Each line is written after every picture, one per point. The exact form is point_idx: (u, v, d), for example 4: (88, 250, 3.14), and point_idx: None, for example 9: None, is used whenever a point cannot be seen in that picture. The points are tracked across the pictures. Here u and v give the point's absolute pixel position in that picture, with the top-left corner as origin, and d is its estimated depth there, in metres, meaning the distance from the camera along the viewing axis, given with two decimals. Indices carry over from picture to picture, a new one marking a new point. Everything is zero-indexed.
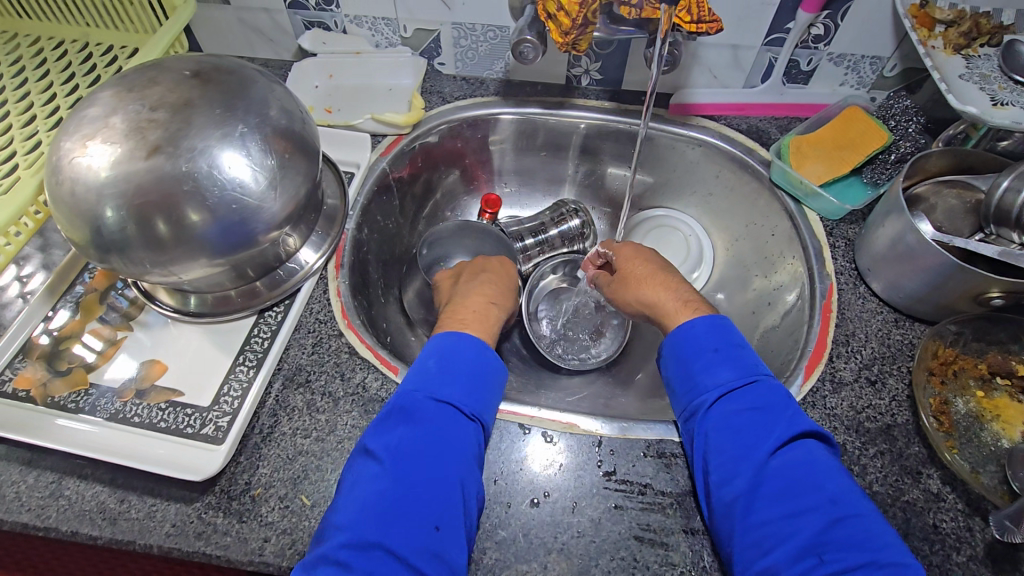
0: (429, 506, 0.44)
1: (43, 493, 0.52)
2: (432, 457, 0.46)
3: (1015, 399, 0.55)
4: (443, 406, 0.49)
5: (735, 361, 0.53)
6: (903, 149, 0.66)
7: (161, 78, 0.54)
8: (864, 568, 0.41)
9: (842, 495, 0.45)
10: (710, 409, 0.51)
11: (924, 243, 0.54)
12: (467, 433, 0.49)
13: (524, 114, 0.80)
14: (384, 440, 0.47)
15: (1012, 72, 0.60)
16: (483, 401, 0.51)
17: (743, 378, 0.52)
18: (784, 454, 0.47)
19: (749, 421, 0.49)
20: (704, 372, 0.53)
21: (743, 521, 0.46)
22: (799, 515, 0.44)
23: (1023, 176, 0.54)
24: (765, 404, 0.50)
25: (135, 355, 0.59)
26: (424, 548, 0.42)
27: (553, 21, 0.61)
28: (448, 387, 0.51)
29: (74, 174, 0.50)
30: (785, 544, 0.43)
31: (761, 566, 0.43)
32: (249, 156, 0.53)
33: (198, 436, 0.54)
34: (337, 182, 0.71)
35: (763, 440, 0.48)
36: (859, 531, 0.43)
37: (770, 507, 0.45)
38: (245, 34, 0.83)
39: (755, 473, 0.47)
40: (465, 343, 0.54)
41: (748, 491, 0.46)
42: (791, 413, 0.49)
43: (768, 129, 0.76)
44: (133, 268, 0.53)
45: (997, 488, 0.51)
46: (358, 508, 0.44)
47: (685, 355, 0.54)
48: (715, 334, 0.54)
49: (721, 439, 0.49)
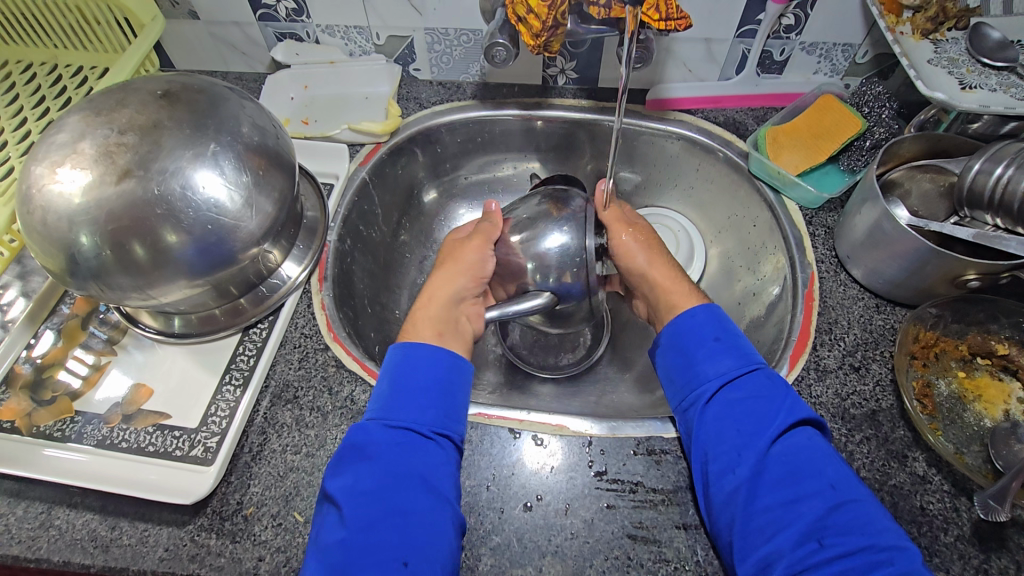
0: (395, 543, 0.44)
1: (33, 524, 0.51)
2: (392, 492, 0.47)
3: (996, 377, 0.56)
4: (399, 431, 0.50)
5: (735, 350, 0.54)
6: (876, 134, 0.67)
7: (129, 100, 0.53)
8: (864, 552, 0.42)
9: (841, 481, 0.46)
10: (711, 400, 0.52)
11: (899, 229, 0.54)
12: (430, 455, 0.49)
13: (502, 116, 0.80)
14: (340, 481, 0.47)
15: (980, 55, 0.60)
16: (438, 415, 0.51)
17: (745, 366, 0.52)
18: (785, 441, 0.48)
19: (751, 408, 0.50)
20: (707, 360, 0.53)
21: (746, 509, 0.46)
22: (800, 501, 0.45)
23: (994, 158, 0.55)
24: (766, 392, 0.51)
25: (120, 381, 0.58)
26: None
27: (523, 24, 0.61)
28: (405, 410, 0.51)
29: (46, 202, 0.49)
30: (787, 530, 0.44)
31: (763, 553, 0.44)
32: (223, 175, 0.53)
33: (187, 458, 0.53)
34: (316, 195, 0.71)
35: (763, 429, 0.49)
36: (859, 515, 0.44)
37: (772, 493, 0.46)
38: (216, 48, 0.82)
39: (757, 460, 0.47)
40: (415, 358, 0.54)
41: (750, 478, 0.47)
42: (791, 401, 0.50)
43: (745, 121, 0.76)
44: (112, 293, 0.52)
45: (981, 468, 0.51)
46: (322, 557, 0.44)
47: (687, 344, 0.55)
48: (716, 324, 0.55)
49: (724, 426, 0.50)
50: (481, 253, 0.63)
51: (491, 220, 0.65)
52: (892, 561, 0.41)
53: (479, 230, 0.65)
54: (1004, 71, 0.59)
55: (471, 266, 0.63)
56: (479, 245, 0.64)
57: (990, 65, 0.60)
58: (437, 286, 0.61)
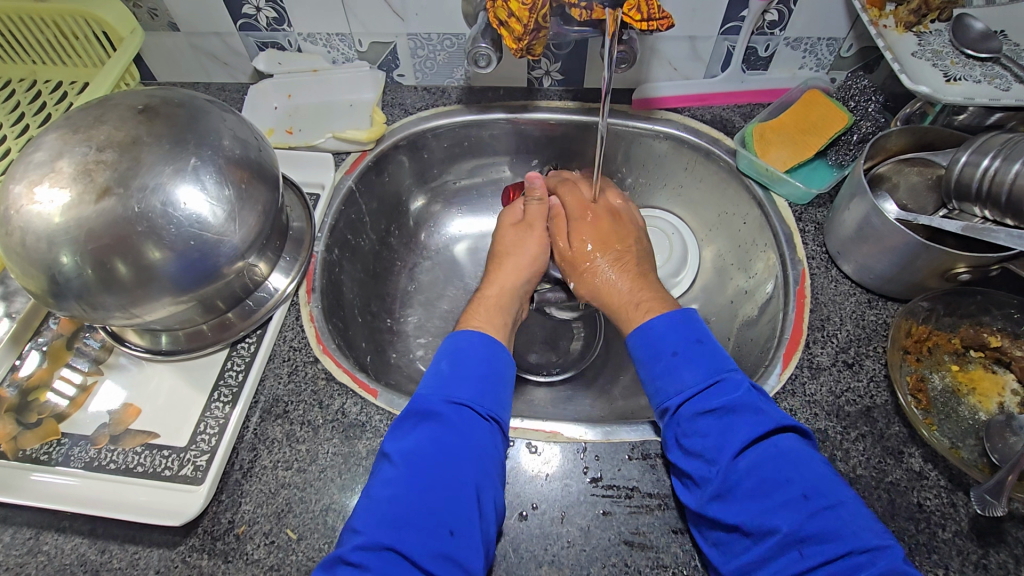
0: (443, 512, 0.44)
1: (20, 550, 0.50)
2: (447, 460, 0.47)
3: (989, 370, 0.56)
4: (461, 407, 0.50)
5: (698, 362, 0.53)
6: (864, 129, 0.67)
7: (107, 116, 0.52)
8: (843, 556, 0.41)
9: (815, 486, 0.44)
10: (677, 417, 0.51)
11: (888, 223, 0.54)
12: (485, 437, 0.49)
13: (489, 120, 0.79)
14: (400, 444, 0.49)
15: (963, 46, 0.60)
16: (497, 399, 0.52)
17: (705, 380, 0.52)
18: (754, 451, 0.47)
19: (716, 422, 0.49)
20: (668, 376, 0.53)
21: (725, 524, 0.45)
22: (774, 511, 0.44)
23: (980, 150, 0.55)
24: (727, 402, 0.50)
25: (108, 400, 0.57)
26: (437, 553, 0.43)
27: (505, 28, 0.60)
28: (465, 389, 0.52)
29: (25, 223, 0.48)
30: (766, 540, 0.43)
31: (744, 563, 0.44)
32: (205, 190, 0.52)
33: (177, 478, 0.53)
34: (302, 206, 0.70)
35: (728, 443, 0.48)
36: (834, 521, 0.43)
37: (746, 505, 0.45)
38: (197, 59, 0.81)
39: (727, 471, 0.46)
40: (473, 343, 0.55)
41: (719, 495, 0.46)
42: (755, 411, 0.49)
43: (732, 118, 0.76)
44: (96, 313, 0.51)
45: (977, 462, 0.51)
46: (372, 510, 0.44)
47: (649, 359, 0.55)
48: (676, 336, 0.55)
49: (691, 442, 0.49)
50: (543, 241, 0.69)
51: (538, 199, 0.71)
52: (872, 561, 0.40)
53: (531, 211, 0.71)
54: (987, 62, 0.59)
55: (531, 259, 0.68)
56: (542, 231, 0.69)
57: (974, 56, 0.59)
58: (505, 277, 0.66)
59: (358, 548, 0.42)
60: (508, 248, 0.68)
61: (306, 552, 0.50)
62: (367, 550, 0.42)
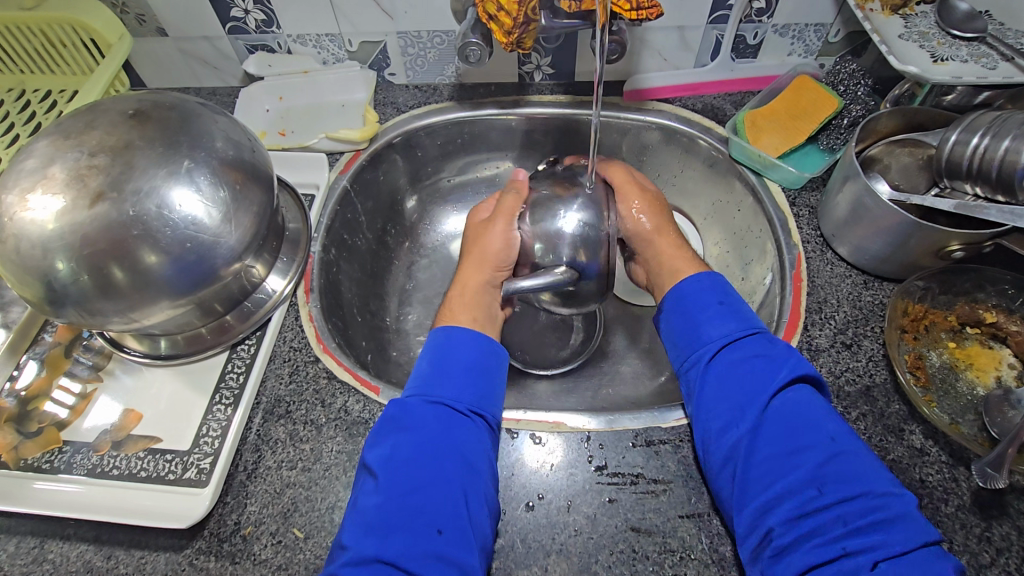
0: (428, 512, 0.44)
1: (25, 559, 0.50)
2: (430, 459, 0.47)
3: (986, 346, 0.56)
4: (439, 406, 0.50)
5: (736, 314, 0.54)
6: (854, 112, 0.67)
7: (98, 121, 0.52)
8: (861, 497, 0.42)
9: (841, 433, 0.46)
10: (715, 358, 0.52)
11: (881, 204, 0.55)
12: (468, 431, 0.49)
13: (481, 116, 0.80)
14: (378, 451, 0.48)
15: (949, 27, 0.60)
16: (481, 395, 0.52)
17: (746, 329, 0.52)
18: (788, 395, 0.48)
19: (752, 366, 0.50)
20: (711, 321, 0.54)
21: (747, 462, 0.46)
22: (801, 452, 0.45)
23: (970, 129, 0.55)
24: (768, 351, 0.51)
25: (110, 406, 0.57)
26: (428, 554, 0.42)
27: (495, 22, 0.61)
28: (443, 387, 0.52)
29: (18, 230, 0.48)
30: (787, 478, 0.44)
31: (759, 501, 0.44)
32: (199, 192, 0.52)
33: (181, 481, 0.52)
34: (298, 207, 0.70)
35: (765, 384, 0.48)
36: (855, 464, 0.44)
37: (774, 445, 0.46)
38: (187, 64, 0.81)
39: (759, 412, 0.47)
40: (452, 342, 0.54)
41: (751, 431, 0.47)
42: (794, 359, 0.50)
43: (722, 106, 0.77)
44: (95, 319, 0.51)
45: (977, 436, 0.52)
46: (358, 521, 0.44)
47: (689, 307, 0.55)
48: (718, 291, 0.56)
49: (726, 383, 0.50)
50: (508, 234, 0.62)
51: (512, 191, 0.65)
52: (888, 505, 0.41)
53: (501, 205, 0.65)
54: (973, 42, 0.59)
55: (493, 256, 0.62)
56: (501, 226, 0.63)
57: (960, 36, 0.60)
58: (468, 275, 0.62)
59: (348, 563, 0.42)
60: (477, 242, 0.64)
61: (314, 550, 0.50)
62: (356, 565, 0.42)
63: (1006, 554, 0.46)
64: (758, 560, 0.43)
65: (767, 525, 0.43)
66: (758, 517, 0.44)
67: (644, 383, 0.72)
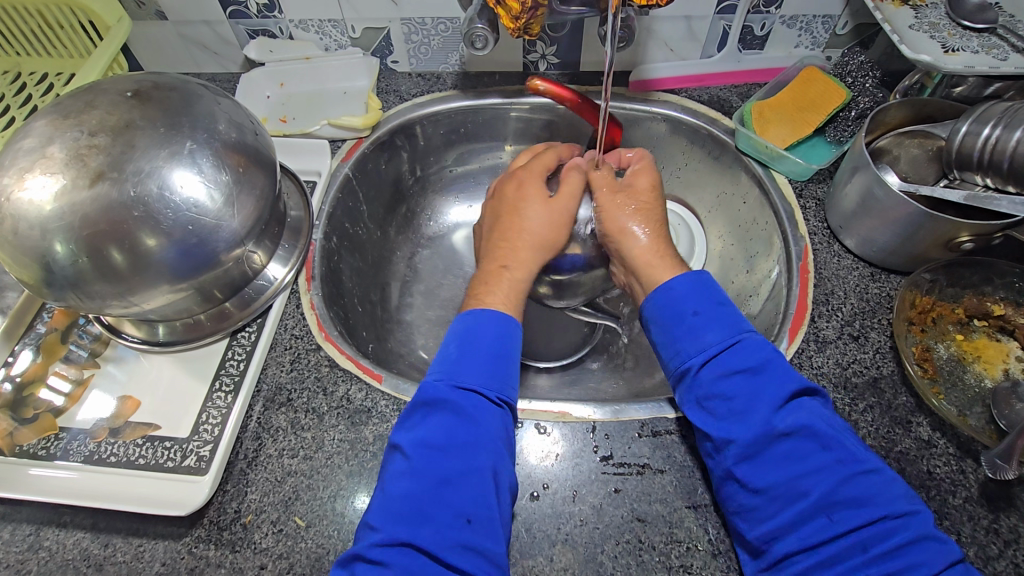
0: (460, 498, 0.44)
1: (21, 547, 0.49)
2: (460, 448, 0.46)
3: (993, 338, 0.56)
4: (472, 393, 0.48)
5: (720, 321, 0.50)
6: (862, 104, 0.67)
7: (98, 101, 0.51)
8: (878, 521, 0.41)
9: (847, 453, 0.44)
10: (698, 375, 0.49)
11: (891, 194, 0.54)
12: (498, 421, 0.48)
13: (485, 105, 0.79)
14: (410, 435, 0.47)
15: (960, 18, 0.60)
16: (511, 382, 0.50)
17: (728, 340, 0.49)
18: (786, 417, 0.45)
19: (739, 385, 0.47)
20: (688, 337, 0.50)
21: (746, 488, 0.45)
22: (805, 478, 0.43)
23: (980, 120, 0.55)
24: (754, 364, 0.48)
25: (106, 394, 0.56)
26: (455, 541, 0.42)
27: (502, 7, 0.59)
28: (472, 371, 0.49)
29: (14, 210, 0.47)
30: (794, 506, 0.43)
31: (766, 528, 0.44)
32: (201, 173, 0.51)
33: (180, 469, 0.52)
34: (299, 192, 0.69)
35: (757, 406, 0.46)
36: (868, 486, 0.43)
37: (774, 471, 0.44)
38: (187, 48, 0.80)
39: (754, 439, 0.45)
40: (488, 321, 0.52)
41: (747, 457, 0.45)
42: (782, 372, 0.47)
43: (729, 98, 0.76)
44: (91, 302, 0.50)
45: (985, 428, 0.51)
46: (387, 504, 0.43)
47: (666, 320, 0.52)
48: (697, 293, 0.52)
49: (713, 405, 0.47)
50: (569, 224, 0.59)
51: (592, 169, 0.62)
52: (906, 527, 0.41)
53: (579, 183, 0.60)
54: (984, 33, 0.59)
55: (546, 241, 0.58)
56: (564, 208, 0.59)
57: (971, 28, 0.59)
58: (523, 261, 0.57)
59: (377, 545, 0.41)
60: (520, 207, 0.59)
61: (316, 539, 0.49)
62: (386, 547, 0.41)
63: (1014, 546, 0.46)
64: None
65: (777, 552, 0.43)
66: (766, 543, 0.44)
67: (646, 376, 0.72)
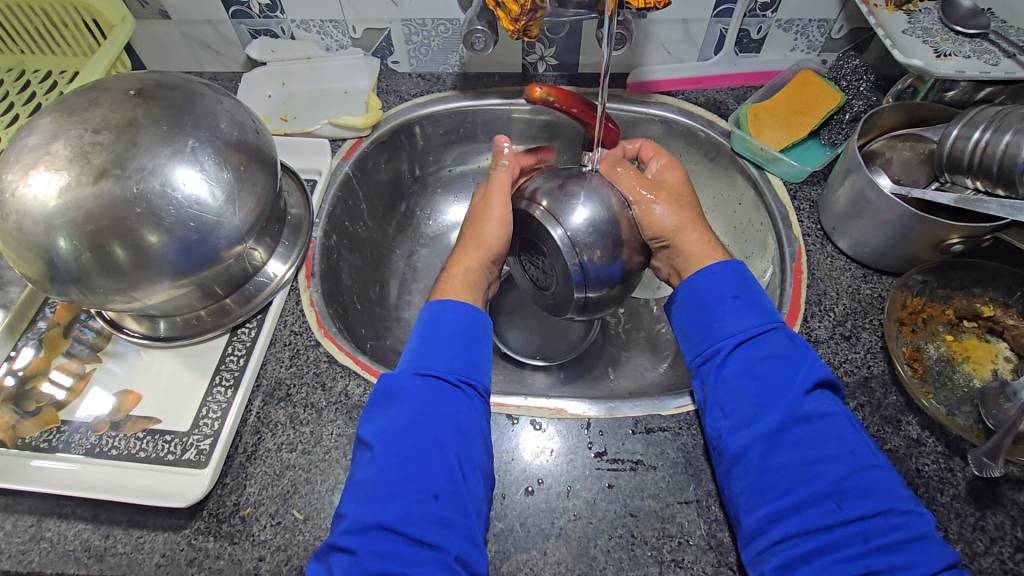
0: (424, 477, 0.45)
1: (23, 537, 0.50)
2: (427, 424, 0.48)
3: (982, 339, 0.57)
4: (430, 377, 0.50)
5: (756, 309, 0.53)
6: (855, 108, 0.69)
7: (102, 99, 0.52)
8: (882, 515, 0.42)
9: (862, 447, 0.46)
10: (729, 355, 0.51)
11: (883, 196, 0.55)
12: (459, 401, 0.50)
13: (484, 105, 0.79)
14: (375, 425, 0.49)
15: (953, 24, 0.61)
16: (475, 365, 0.52)
17: (763, 326, 0.51)
18: (812, 401, 0.47)
19: (771, 367, 0.49)
20: (725, 318, 0.52)
21: (761, 463, 0.46)
22: (822, 461, 0.45)
23: (971, 124, 0.56)
24: (786, 351, 0.50)
25: (107, 388, 0.57)
26: (425, 518, 0.44)
27: (501, 9, 0.60)
28: (428, 358, 0.52)
29: (19, 207, 0.47)
30: (804, 488, 0.44)
31: (770, 508, 0.44)
32: (203, 171, 0.52)
33: (180, 462, 0.52)
34: (300, 191, 0.70)
35: (786, 389, 0.48)
36: (876, 480, 0.44)
37: (792, 452, 0.46)
38: (190, 48, 0.81)
39: (781, 417, 0.47)
40: (450, 309, 0.55)
41: (769, 435, 0.46)
42: (811, 361, 0.50)
43: (726, 100, 0.77)
44: (93, 297, 0.51)
45: (973, 428, 0.52)
46: (356, 490, 0.46)
47: (706, 301, 0.54)
48: (738, 282, 0.54)
49: (743, 383, 0.49)
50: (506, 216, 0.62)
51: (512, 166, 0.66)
52: (910, 524, 0.42)
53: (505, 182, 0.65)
54: (976, 38, 0.60)
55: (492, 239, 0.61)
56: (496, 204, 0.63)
57: (963, 33, 0.60)
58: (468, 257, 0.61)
59: (347, 531, 0.43)
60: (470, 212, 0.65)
61: (314, 531, 0.50)
62: (356, 533, 0.43)
63: (1000, 543, 0.47)
64: (763, 564, 0.44)
65: (776, 534, 0.43)
66: (767, 523, 0.44)
67: (642, 374, 0.72)
